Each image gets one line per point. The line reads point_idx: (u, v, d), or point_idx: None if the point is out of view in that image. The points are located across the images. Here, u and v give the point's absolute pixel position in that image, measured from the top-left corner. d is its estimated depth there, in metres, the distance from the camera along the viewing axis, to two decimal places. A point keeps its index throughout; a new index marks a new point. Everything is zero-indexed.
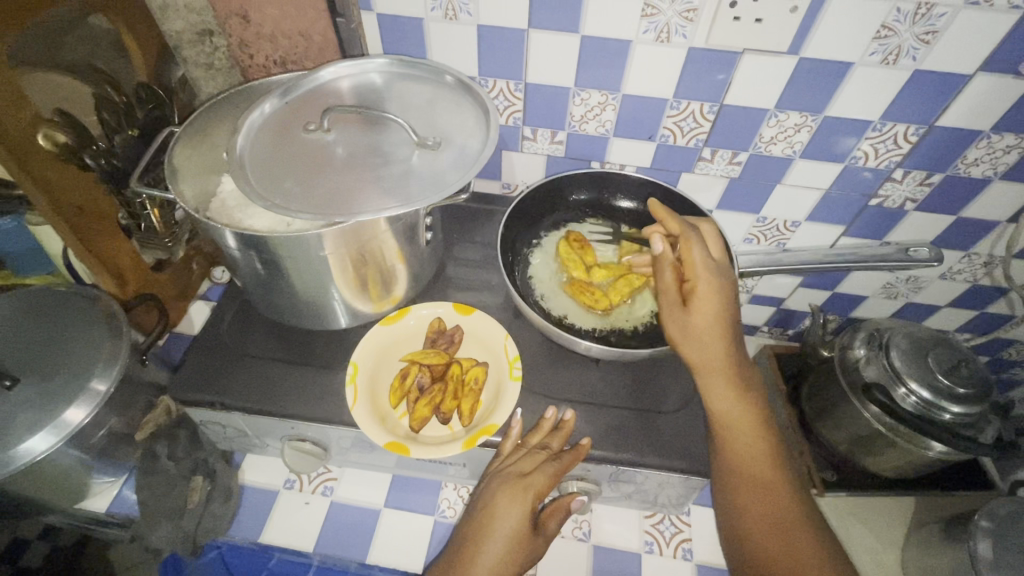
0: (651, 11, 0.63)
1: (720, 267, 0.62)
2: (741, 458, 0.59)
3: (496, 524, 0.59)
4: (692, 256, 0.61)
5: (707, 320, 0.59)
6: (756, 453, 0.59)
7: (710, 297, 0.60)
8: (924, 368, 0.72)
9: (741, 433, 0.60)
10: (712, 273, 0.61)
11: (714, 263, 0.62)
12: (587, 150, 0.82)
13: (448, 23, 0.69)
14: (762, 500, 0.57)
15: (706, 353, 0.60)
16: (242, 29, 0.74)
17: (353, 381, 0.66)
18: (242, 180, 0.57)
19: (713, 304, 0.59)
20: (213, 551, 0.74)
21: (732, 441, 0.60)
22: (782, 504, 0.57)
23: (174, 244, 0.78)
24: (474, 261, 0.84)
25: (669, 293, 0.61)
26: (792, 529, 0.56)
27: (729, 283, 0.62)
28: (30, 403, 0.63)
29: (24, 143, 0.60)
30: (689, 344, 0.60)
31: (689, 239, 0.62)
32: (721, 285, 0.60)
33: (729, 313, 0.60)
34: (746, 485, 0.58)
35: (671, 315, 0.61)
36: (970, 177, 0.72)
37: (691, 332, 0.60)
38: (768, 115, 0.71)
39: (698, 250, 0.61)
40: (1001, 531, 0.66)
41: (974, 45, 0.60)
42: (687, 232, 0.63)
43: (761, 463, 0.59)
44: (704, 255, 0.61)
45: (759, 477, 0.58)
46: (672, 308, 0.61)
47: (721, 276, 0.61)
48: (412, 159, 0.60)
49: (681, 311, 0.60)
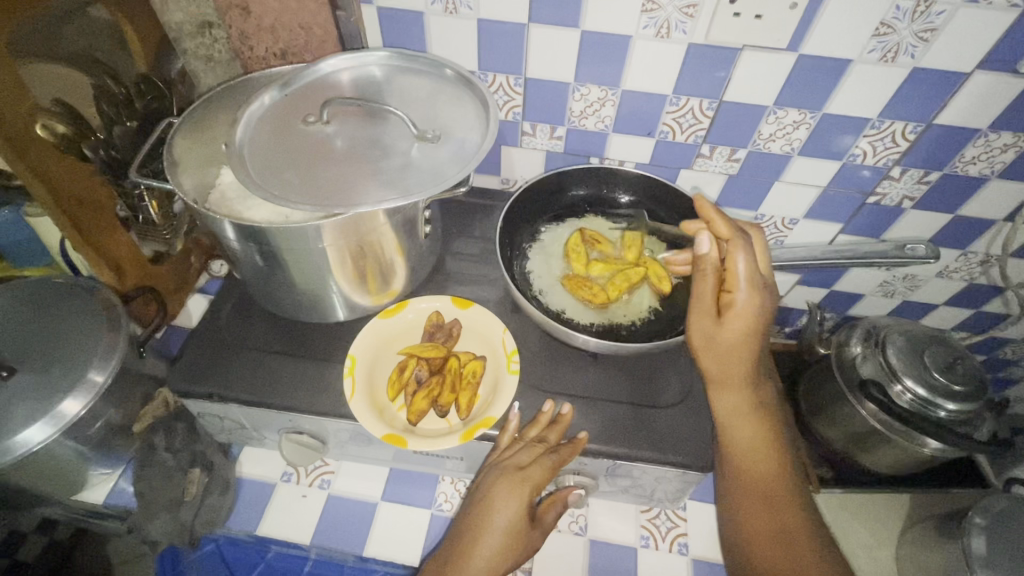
0: (651, 7, 0.63)
1: (762, 280, 0.60)
2: (747, 466, 0.60)
3: (493, 516, 0.59)
4: (736, 266, 0.59)
5: (737, 334, 0.59)
6: (764, 462, 0.60)
7: (745, 312, 0.58)
8: (920, 365, 0.72)
9: (750, 443, 0.60)
10: (754, 286, 0.58)
11: (758, 275, 0.59)
12: (585, 147, 0.82)
13: (449, 17, 0.69)
14: (766, 511, 0.58)
15: (726, 366, 0.60)
16: (243, 21, 0.74)
17: (351, 373, 0.66)
18: (242, 171, 0.57)
19: (746, 317, 0.58)
20: (211, 544, 0.75)
21: (740, 450, 0.60)
22: (786, 516, 0.57)
23: (172, 236, 0.79)
24: (473, 255, 0.84)
25: (705, 301, 0.60)
26: (794, 541, 0.56)
27: (768, 298, 0.60)
28: (29, 393, 0.63)
29: (24, 133, 0.60)
30: (711, 353, 0.60)
31: (734, 247, 0.59)
32: (759, 298, 0.59)
33: (760, 327, 0.59)
34: (751, 494, 0.59)
35: (698, 322, 0.60)
36: (967, 175, 0.73)
37: (716, 343, 0.59)
38: (767, 112, 0.71)
39: (742, 259, 0.59)
40: (994, 529, 0.66)
41: (971, 43, 0.60)
42: (737, 239, 0.60)
43: (767, 474, 0.59)
44: (748, 266, 0.59)
45: (764, 486, 0.59)
46: (702, 316, 0.60)
47: (762, 291, 0.59)
48: (412, 152, 0.61)
49: (711, 320, 0.60)
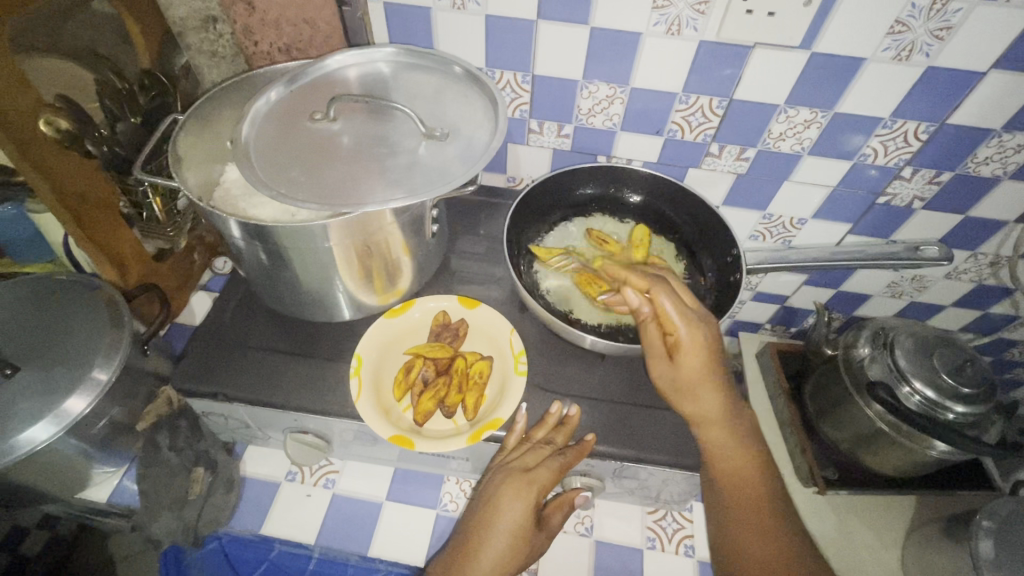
0: (662, 4, 0.62)
1: (696, 313, 0.59)
2: (742, 497, 0.59)
3: (497, 519, 0.59)
4: (667, 309, 0.58)
5: (694, 373, 0.58)
6: (756, 491, 0.59)
7: (694, 350, 0.58)
8: (928, 367, 0.71)
9: (736, 465, 0.60)
10: (693, 321, 0.58)
11: (690, 309, 0.59)
12: (593, 144, 0.81)
13: (456, 12, 0.68)
14: (762, 537, 0.57)
15: (700, 403, 0.59)
16: (247, 16, 0.72)
17: (358, 373, 0.65)
18: (248, 168, 0.56)
19: (698, 355, 0.58)
20: (213, 542, 0.75)
21: (731, 480, 0.59)
22: (784, 543, 0.57)
23: (175, 233, 0.78)
24: (478, 254, 0.83)
25: (655, 349, 0.60)
26: (794, 565, 0.55)
27: (711, 329, 0.59)
28: (33, 391, 0.62)
29: (26, 129, 0.59)
30: (679, 392, 0.60)
31: (658, 291, 0.59)
32: (703, 335, 0.58)
33: (714, 358, 0.59)
34: (747, 525, 0.58)
35: (657, 367, 0.61)
36: (980, 176, 0.72)
37: (680, 385, 0.59)
38: (778, 111, 0.70)
39: (670, 301, 0.58)
40: (1004, 531, 0.65)
41: (989, 41, 0.59)
42: (657, 286, 0.59)
43: (757, 495, 0.59)
44: (677, 305, 0.58)
45: (759, 518, 0.58)
46: (658, 361, 0.60)
47: (699, 322, 0.58)
48: (419, 150, 0.60)
49: (667, 362, 0.60)
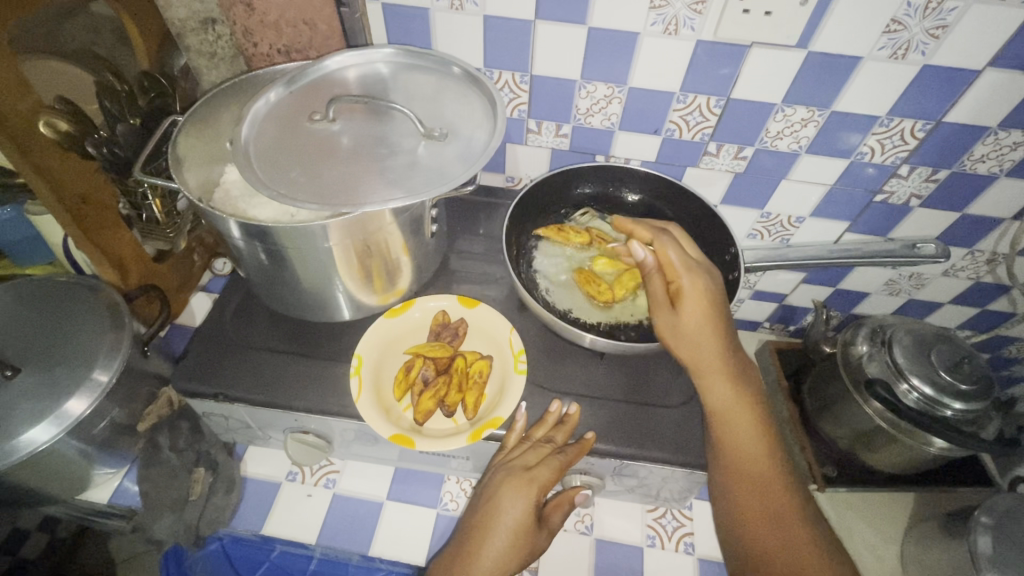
0: (659, 4, 0.63)
1: (698, 264, 0.61)
2: (743, 456, 0.59)
3: (499, 516, 0.59)
4: (671, 258, 0.60)
5: (695, 318, 0.59)
6: (756, 449, 0.59)
7: (696, 296, 0.59)
8: (927, 364, 0.72)
9: (738, 424, 0.59)
10: (694, 270, 0.60)
11: (693, 261, 0.61)
12: (590, 144, 0.81)
13: (454, 13, 0.68)
14: (760, 494, 0.58)
15: (700, 352, 0.59)
16: (247, 17, 0.72)
17: (358, 373, 0.66)
18: (248, 169, 0.57)
19: (701, 303, 0.59)
20: (214, 543, 0.74)
21: (732, 436, 0.59)
22: (782, 501, 0.58)
23: (175, 235, 0.77)
24: (477, 254, 0.83)
25: (658, 299, 0.61)
26: (789, 522, 0.57)
27: (713, 280, 0.61)
28: (34, 393, 0.62)
29: (26, 131, 0.59)
30: (680, 342, 0.60)
31: (662, 242, 0.61)
32: (705, 284, 0.60)
33: (717, 307, 0.59)
34: (747, 485, 0.58)
35: (660, 317, 0.61)
36: (976, 173, 0.72)
37: (682, 333, 0.59)
38: (775, 109, 0.71)
39: (674, 251, 0.61)
40: (1002, 526, 0.66)
41: (984, 39, 0.59)
42: (660, 237, 0.62)
43: (757, 454, 0.59)
44: (680, 255, 0.60)
45: (758, 476, 0.58)
46: (660, 310, 0.61)
47: (701, 272, 0.60)
48: (418, 150, 0.60)
49: (669, 311, 0.60)
